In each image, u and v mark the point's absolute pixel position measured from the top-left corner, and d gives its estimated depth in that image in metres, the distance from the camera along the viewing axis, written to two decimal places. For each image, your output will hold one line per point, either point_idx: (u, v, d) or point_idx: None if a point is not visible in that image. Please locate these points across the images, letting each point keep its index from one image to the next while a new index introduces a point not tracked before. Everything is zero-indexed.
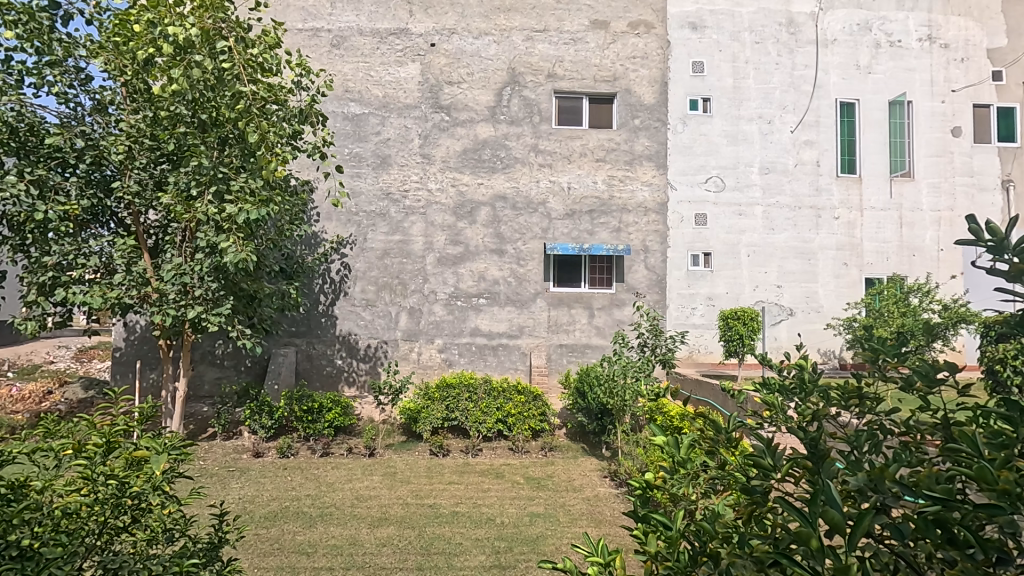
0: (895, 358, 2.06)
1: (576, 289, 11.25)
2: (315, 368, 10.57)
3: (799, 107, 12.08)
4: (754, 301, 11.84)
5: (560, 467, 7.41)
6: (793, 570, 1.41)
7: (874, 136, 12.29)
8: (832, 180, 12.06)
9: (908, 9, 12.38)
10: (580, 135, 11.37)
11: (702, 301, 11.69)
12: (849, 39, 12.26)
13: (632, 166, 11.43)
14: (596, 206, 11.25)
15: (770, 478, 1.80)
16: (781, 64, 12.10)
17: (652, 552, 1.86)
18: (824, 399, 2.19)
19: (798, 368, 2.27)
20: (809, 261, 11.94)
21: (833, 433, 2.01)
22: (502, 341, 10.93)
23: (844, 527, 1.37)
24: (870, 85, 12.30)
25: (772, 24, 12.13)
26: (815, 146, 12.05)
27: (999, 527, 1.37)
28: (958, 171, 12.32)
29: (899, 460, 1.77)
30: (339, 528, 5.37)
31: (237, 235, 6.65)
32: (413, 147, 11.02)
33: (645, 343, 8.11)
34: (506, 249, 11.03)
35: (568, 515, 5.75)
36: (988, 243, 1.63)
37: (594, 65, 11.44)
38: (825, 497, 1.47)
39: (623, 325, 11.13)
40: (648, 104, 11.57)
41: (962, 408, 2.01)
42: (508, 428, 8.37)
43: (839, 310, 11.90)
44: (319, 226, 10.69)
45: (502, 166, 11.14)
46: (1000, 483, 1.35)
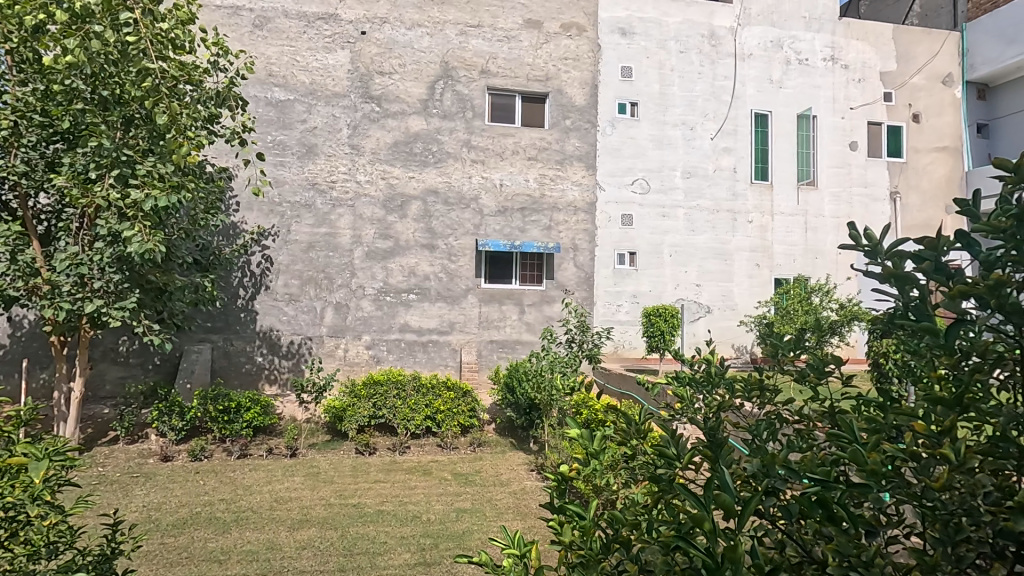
0: (790, 353, 2.40)
1: (506, 286, 11.34)
2: (232, 365, 10.00)
3: (719, 115, 12.64)
4: (675, 298, 12.43)
5: (488, 462, 7.44)
6: (690, 552, 1.42)
7: (784, 146, 13.13)
8: (747, 186, 12.69)
9: (814, 30, 13.38)
10: (513, 133, 11.43)
11: (628, 298, 12.13)
12: (764, 54, 13.10)
13: (563, 166, 11.68)
14: (528, 204, 11.40)
15: (673, 468, 1.82)
16: (704, 73, 12.67)
17: (566, 541, 1.98)
18: (728, 391, 2.49)
19: (707, 363, 2.57)
20: (726, 262, 12.70)
21: (736, 422, 2.28)
22: (432, 337, 10.86)
23: (734, 510, 1.40)
24: (781, 98, 13.18)
25: (695, 35, 12.73)
26: (733, 153, 12.62)
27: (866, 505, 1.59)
28: (855, 182, 13.48)
29: (791, 446, 1.98)
30: (255, 533, 5.12)
31: (144, 224, 6.10)
32: (341, 137, 10.65)
33: (573, 339, 8.17)
34: (437, 245, 10.94)
35: (495, 510, 5.80)
36: (865, 247, 1.84)
37: (527, 64, 11.55)
38: (718, 483, 1.50)
39: (552, 321, 11.38)
40: (579, 106, 11.81)
41: (845, 397, 2.28)
42: (437, 424, 8.26)
43: (751, 308, 12.73)
44: (238, 216, 10.09)
45: (434, 161, 11.02)
46: (870, 465, 1.53)
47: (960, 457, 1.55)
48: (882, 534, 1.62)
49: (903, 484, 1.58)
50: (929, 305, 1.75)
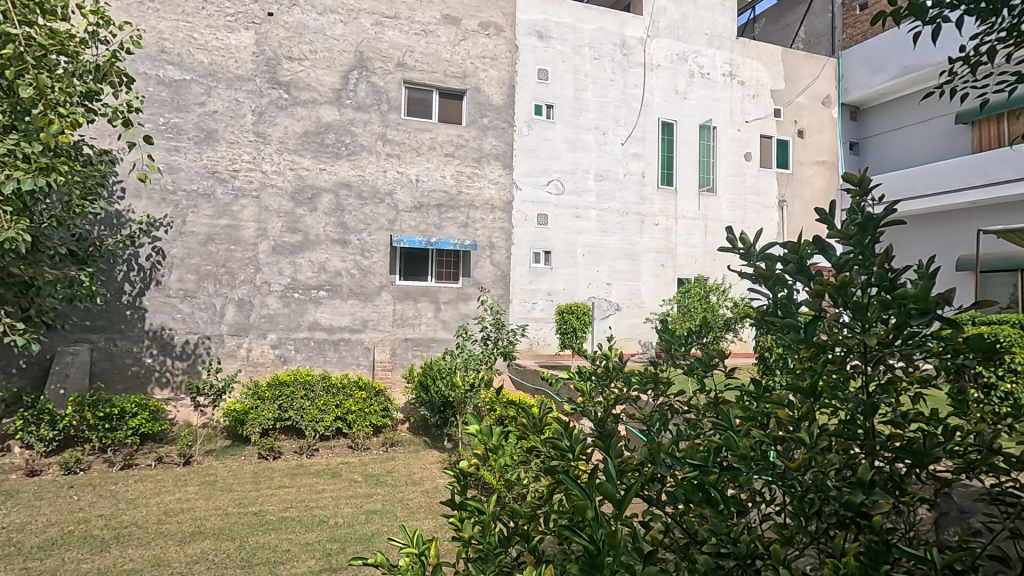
0: (681, 348, 2.64)
1: (422, 283, 11.21)
2: (116, 368, 9.10)
3: (629, 122, 13.36)
4: (587, 296, 12.88)
5: (401, 462, 7.32)
6: (571, 538, 1.48)
7: (688, 154, 14.00)
8: (654, 191, 13.56)
9: (715, 46, 14.35)
10: (430, 129, 11.29)
11: (542, 296, 12.41)
12: (670, 66, 13.86)
13: (480, 164, 11.72)
14: (444, 201, 11.33)
15: (567, 460, 1.88)
16: (615, 81, 13.26)
17: (466, 537, 1.99)
18: (625, 383, 2.67)
19: (606, 357, 2.73)
20: (634, 262, 13.34)
21: (633, 413, 2.47)
22: (344, 336, 10.52)
23: (616, 497, 1.46)
24: (685, 109, 14.01)
25: (608, 43, 13.24)
26: (642, 159, 13.45)
27: (737, 486, 1.74)
28: (749, 190, 14.60)
29: (680, 435, 2.13)
30: (139, 549, 4.71)
31: (3, 208, 5.32)
32: (245, 123, 10.01)
33: (488, 336, 8.24)
34: (350, 240, 10.59)
35: (407, 509, 5.72)
36: (741, 249, 2.00)
37: (445, 60, 11.46)
38: (602, 473, 1.56)
39: (468, 319, 11.42)
40: (496, 105, 11.90)
41: (727, 387, 2.50)
42: (348, 425, 7.99)
43: (656, 306, 13.46)
44: (124, 205, 9.18)
45: (347, 153, 10.66)
46: (740, 449, 1.69)
47: (813, 439, 1.74)
48: (750, 515, 1.78)
49: (768, 466, 1.75)
50: (793, 304, 1.93)
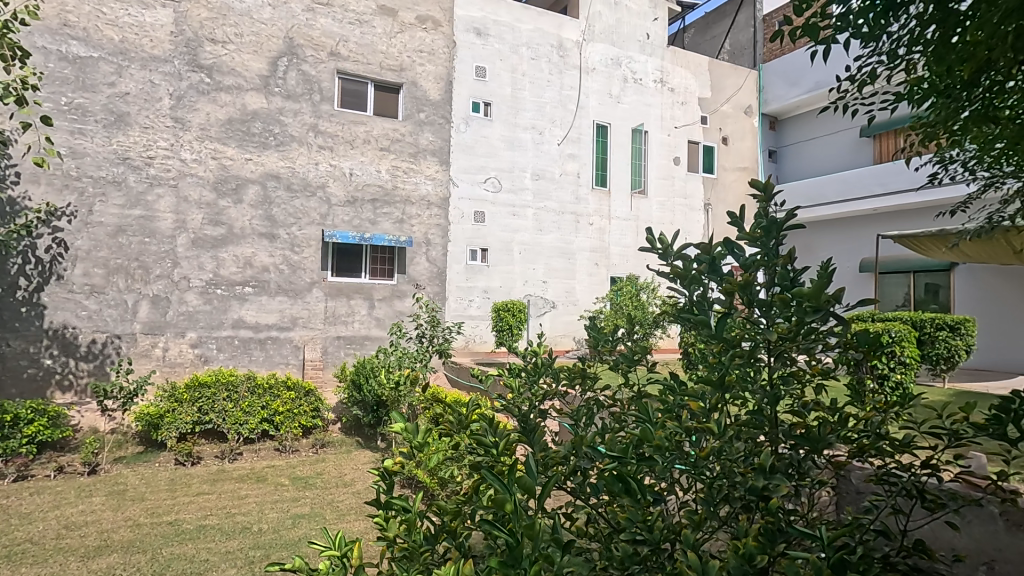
0: (607, 345, 2.74)
1: (355, 280, 10.94)
2: (8, 370, 8.26)
3: (565, 123, 13.61)
4: (524, 294, 13.02)
5: (331, 463, 7.12)
6: (492, 532, 1.49)
7: (621, 156, 14.44)
8: (589, 191, 13.89)
9: (647, 53, 14.88)
10: (364, 121, 11.01)
11: (479, 294, 12.43)
12: (605, 70, 14.24)
13: (416, 160, 11.56)
14: (379, 196, 11.09)
15: (491, 455, 1.89)
16: (552, 82, 13.47)
17: (391, 537, 1.96)
18: (554, 379, 2.73)
19: (535, 354, 2.79)
20: (570, 260, 13.63)
21: (561, 409, 2.53)
22: (271, 334, 10.11)
23: (535, 489, 1.49)
24: (619, 112, 14.43)
25: (545, 44, 13.41)
26: (577, 159, 13.74)
27: (654, 475, 1.82)
28: (678, 193, 15.26)
29: (604, 429, 2.21)
30: (34, 569, 4.31)
31: None
32: (161, 107, 9.35)
33: (423, 334, 8.16)
34: (278, 234, 10.16)
35: (337, 512, 5.58)
36: (659, 249, 2.10)
37: (381, 52, 11.21)
38: (523, 467, 1.58)
39: (403, 316, 11.27)
40: (434, 100, 11.77)
41: (649, 381, 2.62)
42: (275, 427, 7.66)
43: (590, 304, 13.81)
44: (18, 191, 8.33)
45: (276, 143, 10.20)
46: (656, 440, 1.78)
47: (721, 428, 1.85)
48: (664, 501, 1.87)
49: (680, 455, 1.84)
50: (707, 300, 2.05)
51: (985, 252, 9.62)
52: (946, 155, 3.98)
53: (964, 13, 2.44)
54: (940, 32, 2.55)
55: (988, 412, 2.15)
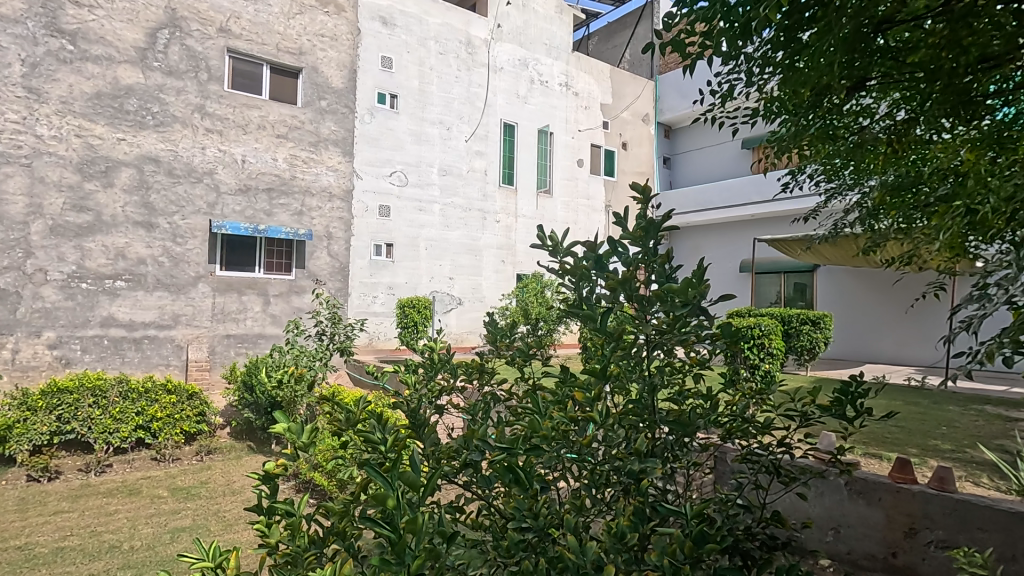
0: (504, 340, 2.80)
1: (248, 275, 10.27)
2: None
3: (473, 120, 13.63)
4: (429, 290, 12.89)
5: (218, 471, 6.62)
6: (372, 529, 1.46)
7: (528, 155, 14.72)
8: (496, 189, 14.04)
9: (553, 57, 15.29)
10: (258, 106, 10.33)
11: (383, 290, 12.13)
12: (513, 70, 14.44)
13: (317, 149, 11.04)
14: (275, 185, 10.48)
15: (378, 452, 1.85)
16: (460, 78, 13.43)
17: (273, 544, 1.86)
18: (451, 373, 2.74)
19: (432, 350, 2.78)
20: (476, 257, 13.70)
21: (458, 405, 2.54)
22: (148, 332, 9.23)
23: (417, 484, 1.48)
24: (526, 112, 14.70)
25: (454, 40, 13.33)
26: (484, 157, 13.82)
27: (538, 464, 1.88)
28: (581, 194, 15.85)
29: (499, 420, 2.26)
30: None
31: None
32: (11, 74, 8.16)
33: (323, 332, 7.83)
34: (157, 223, 9.27)
35: (223, 522, 5.20)
36: (549, 246, 2.18)
37: (277, 33, 10.57)
38: (406, 464, 1.57)
39: (301, 313, 10.76)
40: (336, 88, 11.30)
41: (542, 374, 2.71)
42: (152, 434, 6.97)
43: (496, 300, 13.98)
44: None
45: (155, 123, 9.28)
46: (542, 430, 1.85)
47: (602, 416, 1.96)
48: (550, 489, 1.94)
49: (565, 444, 1.93)
50: (592, 295, 2.15)
51: (834, 254, 10.94)
52: (798, 171, 4.41)
53: (805, 44, 2.48)
54: (784, 59, 2.56)
55: (832, 395, 2.43)
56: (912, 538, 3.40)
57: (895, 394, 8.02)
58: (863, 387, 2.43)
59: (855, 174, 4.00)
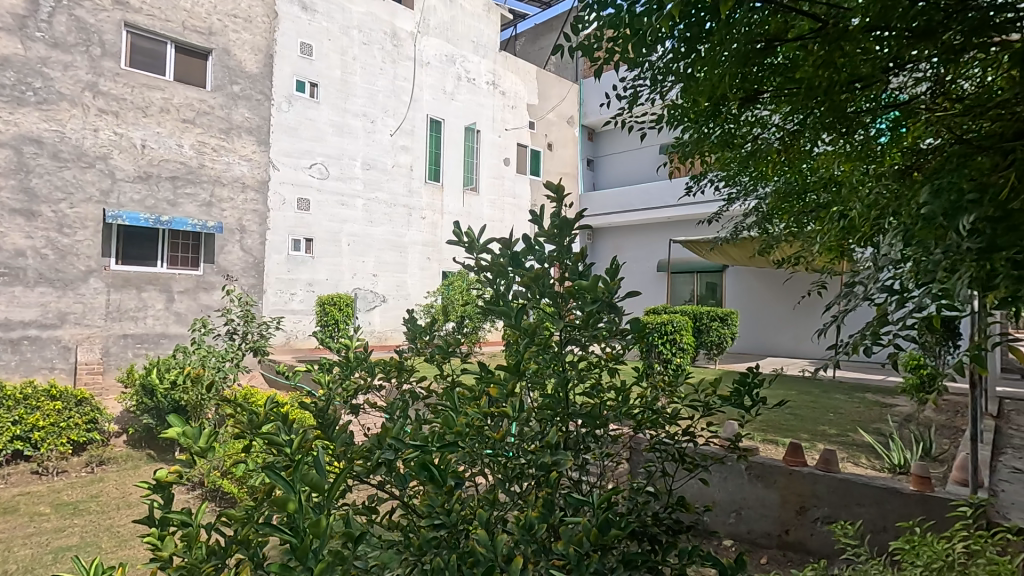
0: (424, 337, 2.78)
1: (148, 269, 9.48)
2: None
3: (398, 114, 13.36)
4: (352, 288, 12.51)
5: (111, 483, 6.08)
6: (272, 534, 1.40)
7: (454, 152, 14.64)
8: (421, 185, 13.85)
9: (480, 55, 15.30)
10: (161, 87, 9.56)
11: (302, 287, 11.64)
12: (439, 66, 14.29)
13: (228, 136, 10.39)
14: (180, 173, 9.76)
15: (283, 454, 1.77)
16: (385, 71, 13.12)
17: (166, 557, 1.72)
18: (369, 372, 2.70)
19: (348, 348, 2.71)
20: (401, 254, 13.46)
21: (376, 403, 2.50)
22: (29, 333, 8.31)
23: (321, 485, 1.43)
24: (453, 109, 14.60)
25: (378, 30, 13.00)
26: (410, 152, 13.59)
27: (453, 460, 1.88)
28: (507, 193, 15.97)
29: (416, 417, 2.25)
30: None
31: None
32: None
33: (234, 330, 7.41)
34: (39, 211, 8.36)
35: (116, 538, 4.78)
36: (466, 243, 2.18)
37: (184, 10, 9.83)
38: (311, 465, 1.51)
39: (209, 311, 10.11)
40: (250, 73, 10.68)
41: (461, 371, 2.72)
42: (33, 445, 6.28)
43: (422, 298, 13.81)
44: None
45: (36, 100, 8.34)
46: (456, 426, 1.86)
47: (516, 411, 1.99)
48: (465, 486, 1.95)
49: (480, 439, 1.95)
50: (507, 292, 2.18)
51: (737, 255, 11.75)
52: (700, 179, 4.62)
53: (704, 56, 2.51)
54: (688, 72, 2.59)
55: (732, 385, 2.60)
56: (803, 516, 3.72)
57: (785, 384, 8.77)
58: (759, 378, 2.62)
59: (751, 182, 4.32)
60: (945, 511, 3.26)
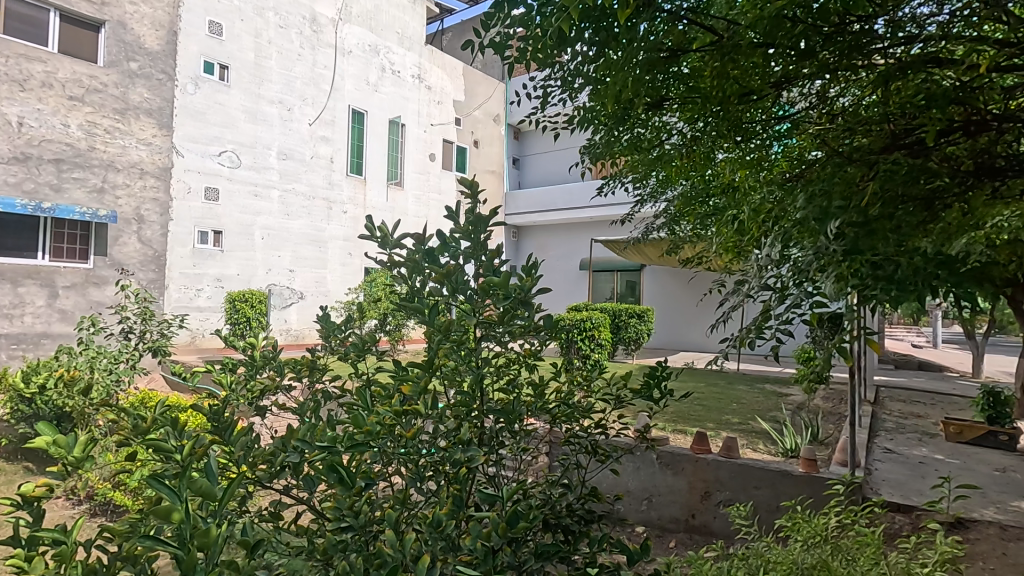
0: (338, 335, 2.66)
1: (26, 262, 8.48)
2: None
3: (318, 103, 12.82)
4: (266, 283, 11.88)
5: None
6: (155, 550, 1.28)
7: (377, 146, 14.26)
8: (342, 177, 13.39)
9: (405, 47, 14.99)
10: (42, 59, 8.58)
11: (209, 282, 10.91)
12: (362, 55, 13.85)
13: (124, 118, 9.51)
14: (66, 156, 8.84)
15: (173, 463, 1.64)
16: (303, 57, 12.53)
17: None
18: (277, 372, 2.54)
19: (253, 347, 2.54)
20: (320, 249, 12.96)
21: (285, 404, 2.36)
22: None
23: (212, 494, 1.34)
24: (376, 101, 14.21)
25: (296, 14, 12.40)
26: (330, 143, 13.09)
27: (362, 461, 1.82)
28: (433, 188, 15.79)
29: (326, 418, 2.16)
30: None
31: None
32: None
33: (131, 330, 6.84)
34: None
35: None
36: (378, 238, 2.12)
37: None
38: (202, 474, 1.40)
39: (101, 308, 9.25)
40: (151, 50, 9.84)
41: (377, 370, 2.63)
42: None
43: (342, 295, 13.37)
44: None
45: None
46: (366, 426, 1.81)
47: (428, 408, 1.96)
48: (376, 486, 1.90)
49: (392, 440, 1.91)
50: (422, 289, 2.15)
51: (643, 255, 12.46)
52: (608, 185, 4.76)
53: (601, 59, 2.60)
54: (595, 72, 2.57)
55: (642, 378, 2.71)
56: (707, 501, 3.97)
57: (692, 376, 9.31)
58: (666, 371, 2.74)
59: (659, 186, 4.55)
60: (820, 491, 3.62)
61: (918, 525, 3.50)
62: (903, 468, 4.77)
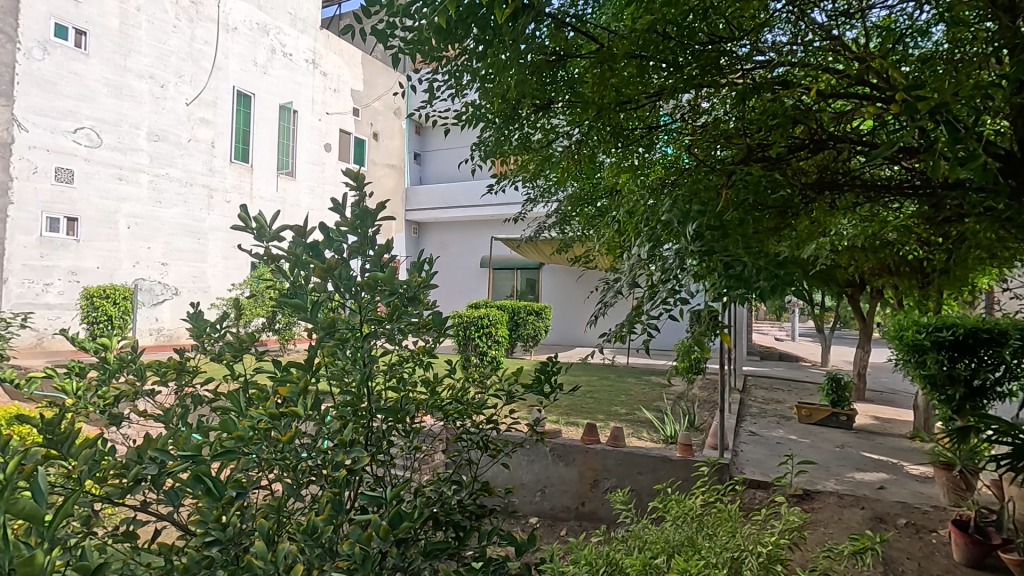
0: (210, 334, 2.44)
1: None
2: None
3: (196, 82, 11.74)
4: (132, 278, 10.72)
5: None
6: None
7: (265, 132, 13.31)
8: (225, 164, 12.36)
9: (298, 29, 14.14)
10: None
11: (61, 276, 9.70)
12: (249, 34, 12.86)
13: None
14: None
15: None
16: (179, 29, 11.41)
17: None
18: (138, 375, 2.28)
19: (105, 348, 2.23)
20: (199, 241, 11.91)
21: (146, 411, 2.12)
22: None
23: (43, 514, 1.15)
24: (265, 83, 13.26)
25: None
26: (210, 126, 12.00)
27: (232, 471, 1.67)
28: (328, 180, 15.08)
29: (193, 424, 1.97)
30: None
31: None
32: None
33: None
34: None
35: None
36: (255, 228, 1.98)
37: None
38: (31, 492, 1.21)
39: None
40: None
41: (256, 371, 2.44)
42: None
43: (224, 291, 12.38)
44: None
45: None
46: (237, 430, 1.66)
47: (308, 409, 1.83)
48: (250, 495, 1.76)
49: (268, 444, 1.79)
50: (303, 284, 2.03)
51: (537, 253, 12.85)
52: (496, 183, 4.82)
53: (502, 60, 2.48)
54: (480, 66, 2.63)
55: (533, 373, 2.76)
56: (595, 489, 4.17)
57: (587, 371, 9.69)
58: (557, 365, 2.81)
59: (548, 187, 4.67)
60: (687, 473, 3.94)
61: (772, 499, 3.92)
62: (763, 448, 5.32)
